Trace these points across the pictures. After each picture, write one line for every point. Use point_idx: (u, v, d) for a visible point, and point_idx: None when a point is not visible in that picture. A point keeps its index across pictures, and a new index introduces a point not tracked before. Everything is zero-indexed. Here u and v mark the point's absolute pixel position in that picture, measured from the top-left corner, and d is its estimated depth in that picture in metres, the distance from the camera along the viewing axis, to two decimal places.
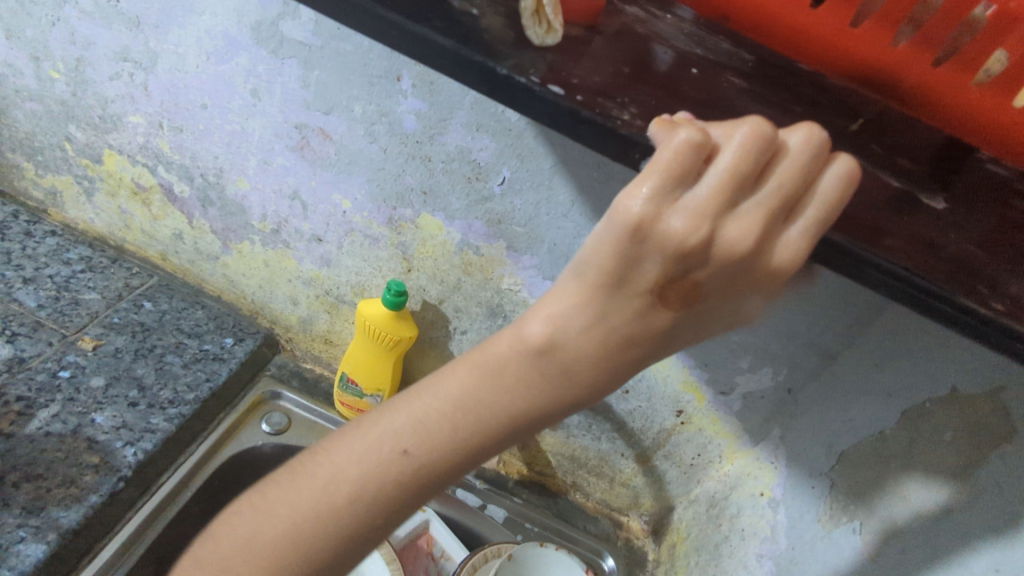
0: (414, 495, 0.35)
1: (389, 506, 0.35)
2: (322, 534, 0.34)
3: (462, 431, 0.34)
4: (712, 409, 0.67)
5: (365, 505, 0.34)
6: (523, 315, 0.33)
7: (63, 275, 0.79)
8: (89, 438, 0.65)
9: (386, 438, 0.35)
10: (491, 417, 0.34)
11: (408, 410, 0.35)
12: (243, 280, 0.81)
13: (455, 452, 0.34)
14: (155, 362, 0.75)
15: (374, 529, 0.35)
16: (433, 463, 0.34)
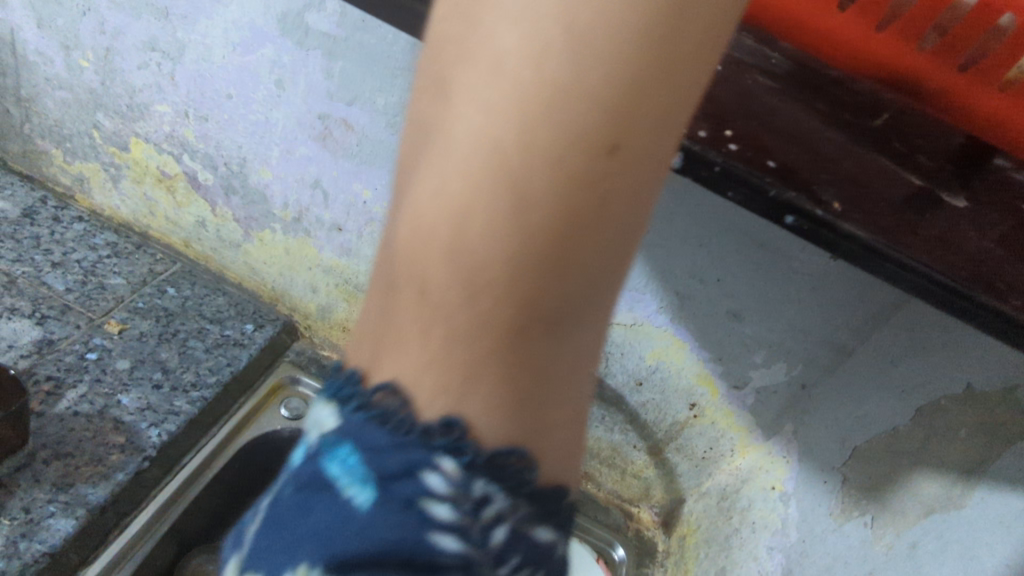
0: (445, 258, 0.23)
1: (425, 259, 0.23)
2: (388, 314, 0.25)
3: (504, 130, 0.22)
4: (725, 402, 0.67)
5: (421, 250, 0.23)
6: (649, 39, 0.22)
7: (90, 260, 0.81)
8: (115, 418, 0.67)
9: (430, 132, 0.23)
10: (552, 107, 0.21)
11: (446, 81, 0.23)
12: (264, 268, 0.83)
13: (492, 161, 0.22)
14: (179, 346, 0.76)
15: (418, 321, 0.24)
16: (459, 171, 0.22)
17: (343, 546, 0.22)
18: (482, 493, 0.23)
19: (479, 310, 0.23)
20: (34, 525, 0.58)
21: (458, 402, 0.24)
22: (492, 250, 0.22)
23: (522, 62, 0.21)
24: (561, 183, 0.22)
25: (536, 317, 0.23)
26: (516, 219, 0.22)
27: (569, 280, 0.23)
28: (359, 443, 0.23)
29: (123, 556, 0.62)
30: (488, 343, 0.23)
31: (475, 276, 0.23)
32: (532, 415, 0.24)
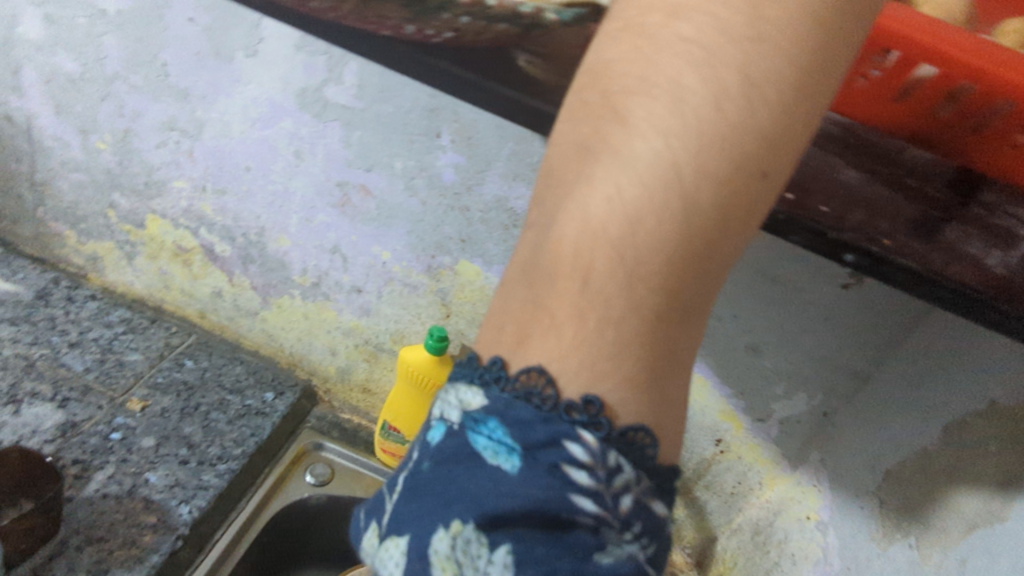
0: (612, 253, 0.27)
1: (596, 251, 0.27)
2: (551, 303, 0.28)
3: (683, 150, 0.26)
4: (751, 435, 0.68)
5: (592, 245, 0.27)
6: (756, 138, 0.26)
7: (107, 337, 0.81)
8: (145, 498, 0.66)
9: (610, 141, 0.27)
10: (723, 137, 0.26)
11: (633, 103, 0.27)
12: (282, 334, 0.83)
13: (667, 178, 0.26)
14: (202, 419, 0.76)
15: (585, 308, 0.27)
16: (638, 178, 0.26)
17: (496, 505, 0.25)
18: (615, 463, 0.26)
19: (639, 303, 0.27)
20: None
21: (591, 383, 0.27)
22: (653, 252, 0.27)
23: (704, 99, 0.26)
24: (716, 204, 0.26)
25: (674, 310, 0.28)
26: (680, 227, 0.26)
27: (701, 280, 0.28)
28: (508, 419, 0.27)
29: None
30: (636, 328, 0.27)
31: (636, 273, 0.27)
32: (656, 397, 0.29)
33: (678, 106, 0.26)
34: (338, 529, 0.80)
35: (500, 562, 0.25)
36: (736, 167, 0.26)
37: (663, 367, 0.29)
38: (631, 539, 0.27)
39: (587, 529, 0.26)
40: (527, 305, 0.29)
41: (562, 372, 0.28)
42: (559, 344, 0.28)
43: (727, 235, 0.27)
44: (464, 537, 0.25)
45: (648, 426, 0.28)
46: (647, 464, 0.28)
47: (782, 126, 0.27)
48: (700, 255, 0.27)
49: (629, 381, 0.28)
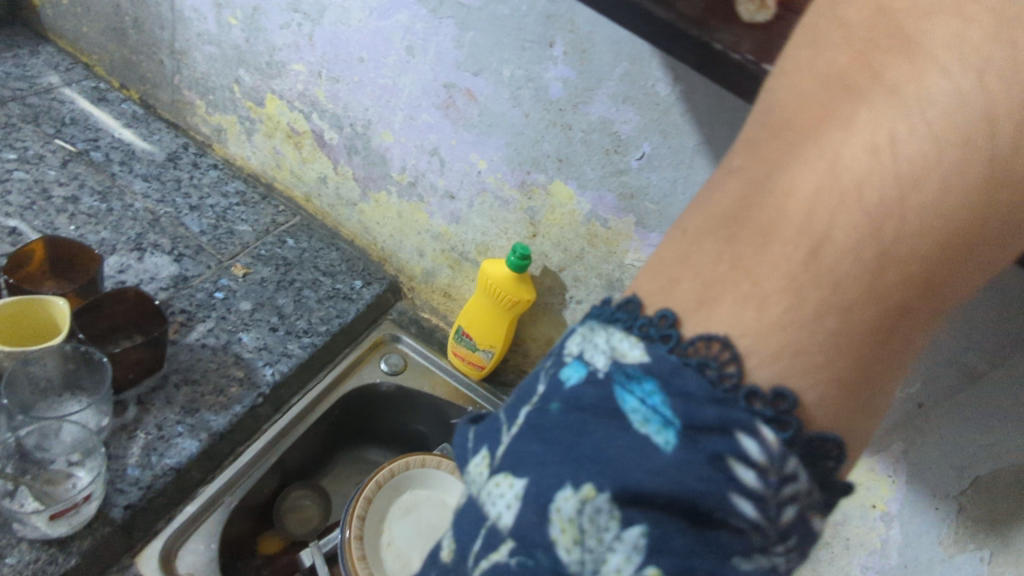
0: (869, 219, 0.26)
1: (840, 207, 0.26)
2: (763, 259, 0.27)
3: (971, 126, 0.27)
4: None
5: (860, 197, 0.26)
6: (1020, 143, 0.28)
7: (222, 206, 0.87)
8: (237, 354, 0.72)
9: (881, 86, 0.27)
10: (1007, 127, 0.28)
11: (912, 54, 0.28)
12: (376, 229, 0.86)
13: (948, 145, 0.27)
14: (295, 293, 0.81)
15: (808, 283, 0.26)
16: (930, 139, 0.27)
17: (643, 480, 0.24)
18: (789, 473, 0.24)
19: (885, 279, 0.26)
20: (166, 442, 0.63)
21: (786, 372, 0.26)
22: (915, 227, 0.26)
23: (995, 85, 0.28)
24: (986, 191, 0.27)
25: (910, 307, 0.27)
26: (955, 200, 0.27)
27: (945, 281, 0.27)
28: (671, 388, 0.25)
29: (238, 479, 0.67)
30: (871, 314, 0.26)
31: (892, 242, 0.26)
32: (852, 412, 0.27)
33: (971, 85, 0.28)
34: (401, 415, 0.85)
35: (633, 545, 0.23)
36: (1006, 156, 0.28)
37: (875, 377, 0.27)
38: (780, 552, 0.25)
39: (734, 534, 0.24)
40: (719, 264, 0.27)
41: (754, 351, 0.26)
42: (769, 319, 0.26)
43: (982, 229, 0.28)
44: (594, 505, 0.24)
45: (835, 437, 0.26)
46: (822, 477, 0.26)
47: None
48: (960, 237, 0.27)
49: (840, 374, 0.26)
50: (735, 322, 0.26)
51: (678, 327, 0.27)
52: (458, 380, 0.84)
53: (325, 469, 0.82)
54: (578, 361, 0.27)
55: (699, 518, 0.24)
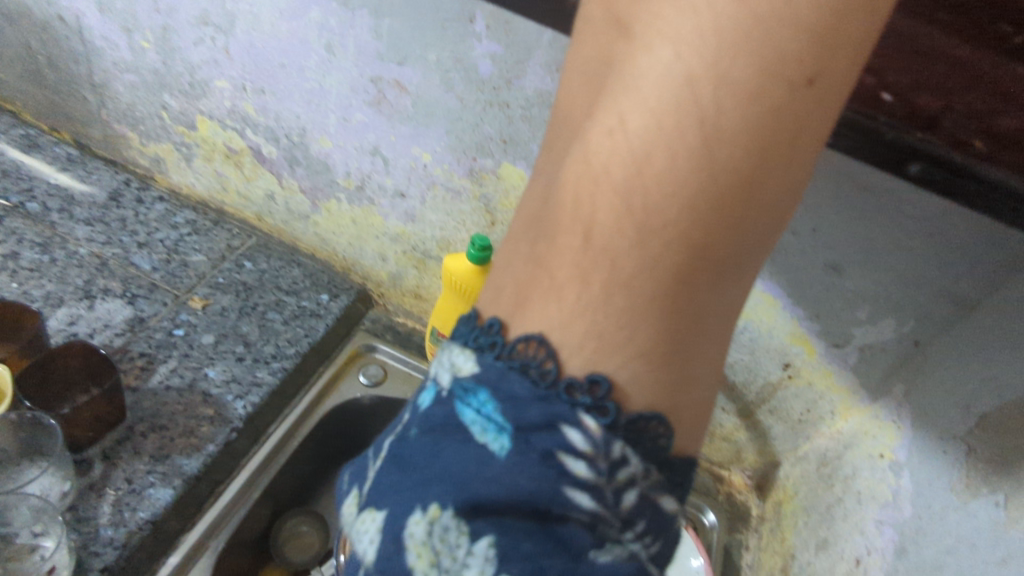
0: (620, 200, 0.27)
1: (597, 195, 0.27)
2: (552, 259, 0.28)
3: (703, 88, 0.26)
4: (824, 362, 0.65)
5: (606, 199, 0.27)
6: (780, 72, 0.26)
7: (173, 238, 0.84)
8: (204, 391, 0.69)
9: (624, 67, 0.28)
10: (761, 57, 0.26)
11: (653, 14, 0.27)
12: (334, 238, 0.83)
13: (684, 105, 0.26)
14: (259, 318, 0.78)
15: (586, 269, 0.27)
16: (665, 120, 0.26)
17: (479, 487, 0.26)
18: (620, 458, 0.26)
19: (649, 267, 0.27)
20: (138, 494, 0.60)
21: (593, 357, 0.27)
22: (668, 196, 0.26)
23: (739, 21, 0.25)
24: (749, 134, 0.26)
25: (696, 268, 0.27)
26: (705, 157, 0.26)
27: (732, 237, 0.27)
28: (500, 394, 0.27)
29: (223, 518, 0.64)
30: (654, 287, 0.27)
31: (638, 230, 0.27)
32: (668, 380, 0.28)
33: (709, 32, 0.26)
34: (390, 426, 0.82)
35: (481, 555, 0.25)
36: (763, 91, 0.26)
37: (684, 340, 0.28)
38: (633, 537, 0.27)
39: (582, 525, 0.26)
40: (528, 263, 0.29)
41: (562, 344, 0.28)
42: (552, 320, 0.28)
43: (755, 185, 0.27)
44: (442, 524, 0.26)
45: (649, 415, 0.28)
46: (658, 453, 0.28)
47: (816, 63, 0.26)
48: (730, 197, 0.26)
49: (641, 348, 0.28)
50: (532, 327, 0.28)
51: (505, 333, 0.28)
52: None
53: (320, 493, 0.80)
54: (431, 384, 0.29)
55: (541, 513, 0.26)
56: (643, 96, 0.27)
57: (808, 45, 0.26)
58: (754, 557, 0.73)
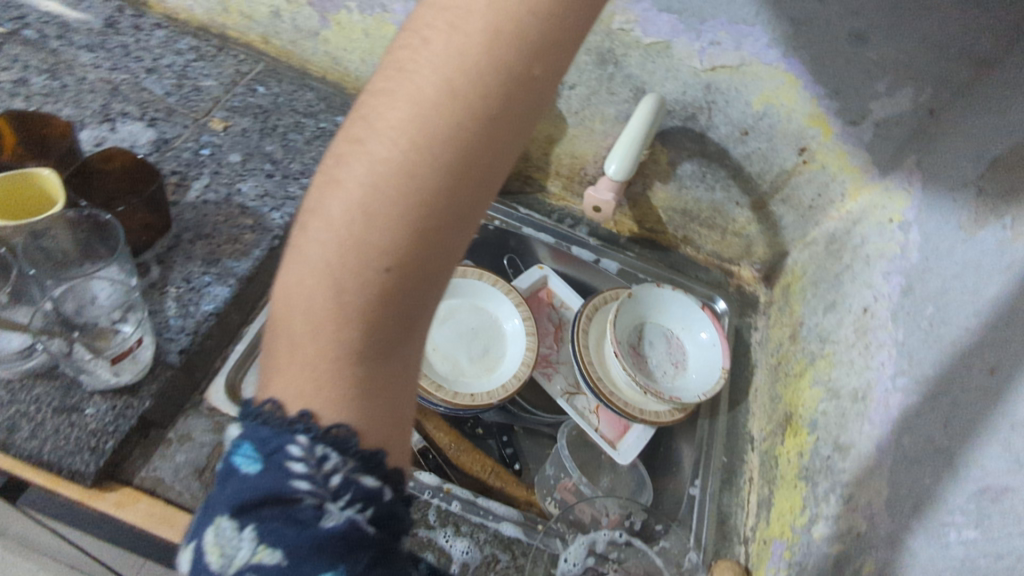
0: (355, 260, 0.32)
1: (334, 259, 0.32)
2: (284, 333, 0.33)
3: (434, 103, 0.32)
4: (839, 142, 0.67)
5: (314, 240, 0.33)
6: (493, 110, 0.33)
7: (180, 64, 0.82)
8: (241, 205, 0.71)
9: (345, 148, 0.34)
10: (473, 101, 0.32)
11: (366, 126, 0.33)
12: (346, 56, 0.81)
13: (422, 157, 0.32)
14: (281, 139, 0.78)
15: (341, 312, 0.32)
16: (379, 206, 0.32)
17: (244, 493, 0.30)
18: (323, 454, 0.31)
19: (395, 305, 0.33)
20: (197, 291, 0.64)
21: (301, 402, 0.32)
22: (406, 223, 0.32)
23: (449, 87, 0.32)
24: (484, 151, 0.33)
25: (419, 282, 0.33)
26: (431, 193, 0.32)
27: (459, 235, 0.34)
28: (251, 431, 0.31)
29: None
30: (374, 289, 0.32)
31: (387, 241, 0.32)
32: (383, 383, 0.34)
33: (407, 100, 0.32)
34: None
35: (249, 541, 0.29)
36: (480, 121, 0.33)
37: (401, 347, 0.34)
38: (347, 506, 0.30)
39: (311, 506, 0.30)
40: (282, 325, 0.34)
41: (293, 398, 0.32)
42: (305, 354, 0.33)
43: (486, 149, 0.33)
44: (223, 527, 0.29)
45: (354, 427, 0.32)
46: (356, 448, 0.32)
47: (512, 86, 0.33)
48: (456, 210, 0.33)
49: (368, 360, 0.33)
50: (270, 395, 0.33)
51: (258, 399, 0.33)
52: None
53: None
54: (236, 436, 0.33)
55: (286, 500, 0.30)
56: (370, 132, 0.33)
57: (482, 97, 0.33)
58: (763, 336, 0.80)
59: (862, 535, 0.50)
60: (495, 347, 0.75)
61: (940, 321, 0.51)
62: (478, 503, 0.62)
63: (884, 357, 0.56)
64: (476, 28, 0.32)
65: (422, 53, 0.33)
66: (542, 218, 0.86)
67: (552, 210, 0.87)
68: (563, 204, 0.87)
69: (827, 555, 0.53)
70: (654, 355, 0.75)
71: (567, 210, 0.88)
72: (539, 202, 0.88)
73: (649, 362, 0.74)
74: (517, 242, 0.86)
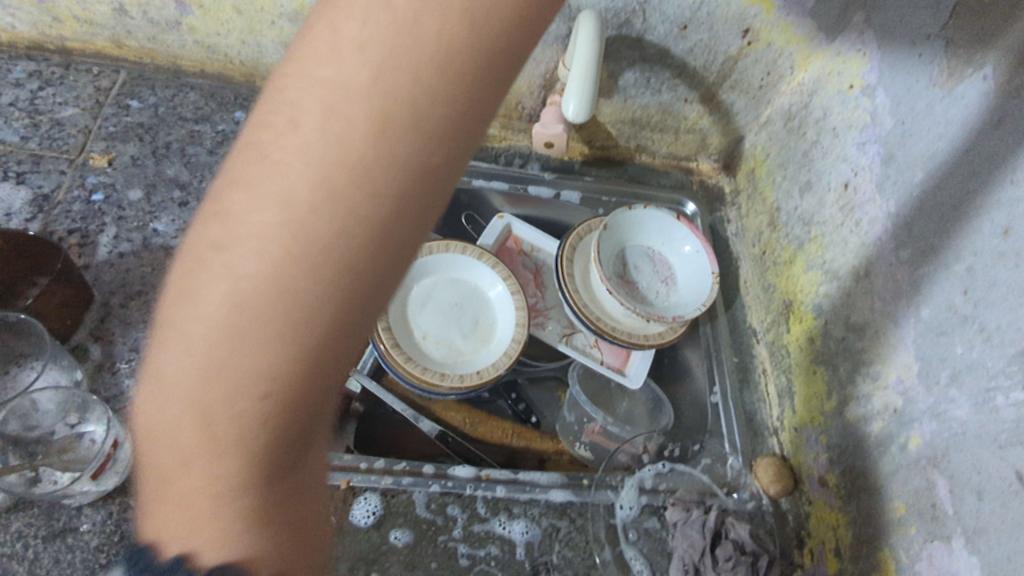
0: (229, 399, 0.26)
1: (203, 387, 0.26)
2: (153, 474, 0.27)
3: (306, 205, 0.26)
4: (782, 17, 0.64)
5: (167, 360, 0.26)
6: (389, 197, 0.27)
7: (25, 98, 0.68)
8: (164, 246, 0.62)
9: (207, 236, 0.27)
10: (359, 204, 0.26)
11: (228, 198, 0.27)
12: (222, 41, 0.69)
13: (288, 265, 0.26)
14: (181, 157, 0.68)
15: (211, 453, 0.26)
16: (249, 335, 0.25)
17: None
18: None
19: (288, 442, 0.27)
20: None
21: (182, 540, 0.26)
22: (293, 356, 0.26)
23: (327, 173, 0.26)
24: (389, 253, 0.27)
25: (303, 421, 0.27)
26: (317, 315, 0.26)
27: (351, 359, 0.28)
28: None
29: None
30: (258, 434, 0.26)
31: (262, 361, 0.26)
32: (286, 538, 0.27)
33: (281, 184, 0.26)
34: None
35: None
36: (381, 221, 0.27)
37: (303, 481, 0.29)
38: None
39: None
40: (153, 469, 0.27)
41: (169, 537, 0.26)
42: (179, 493, 0.26)
43: (390, 255, 0.27)
44: None
45: (245, 564, 0.26)
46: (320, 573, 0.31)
47: (422, 175, 0.27)
48: (347, 338, 0.27)
49: (254, 519, 0.27)
50: (154, 529, 0.27)
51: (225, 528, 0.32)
52: None
53: None
54: None
55: None
56: (227, 242, 0.26)
57: (370, 204, 0.26)
58: (739, 228, 0.78)
59: (901, 411, 0.51)
60: (484, 317, 0.70)
61: (933, 189, 0.51)
62: (521, 479, 0.59)
63: (876, 231, 0.56)
64: (353, 111, 0.26)
65: (290, 140, 0.26)
66: (490, 165, 0.80)
67: (497, 154, 0.81)
68: (507, 143, 0.81)
69: (870, 434, 0.54)
70: (642, 277, 0.72)
71: (513, 148, 0.81)
72: (481, 149, 0.81)
73: (640, 286, 0.72)
74: (469, 197, 0.80)
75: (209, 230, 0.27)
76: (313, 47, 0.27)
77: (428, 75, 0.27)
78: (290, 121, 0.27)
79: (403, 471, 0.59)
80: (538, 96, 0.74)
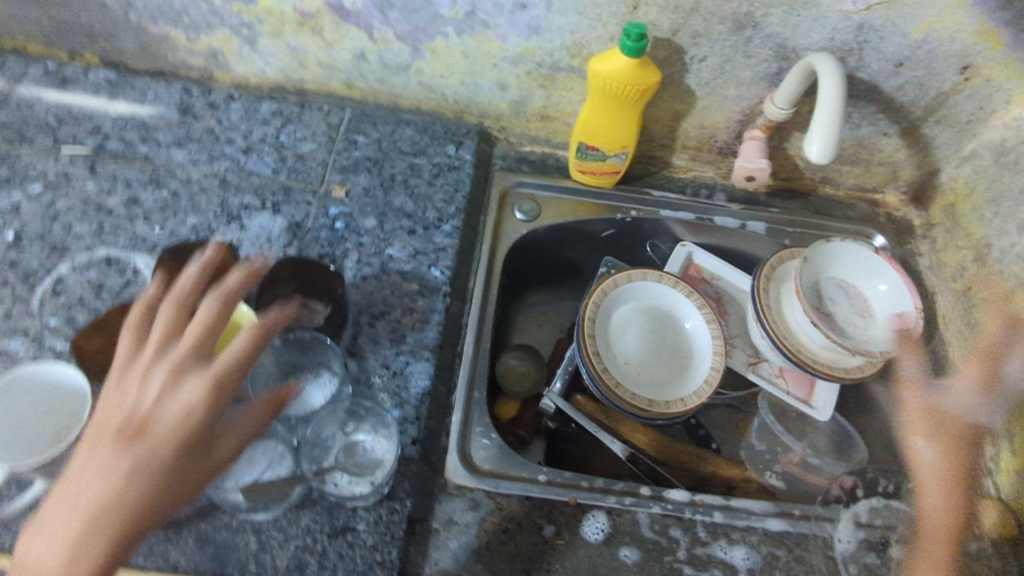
0: (42, 543, 0.40)
1: (57, 527, 0.40)
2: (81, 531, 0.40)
3: (161, 436, 0.43)
4: (1010, 53, 0.62)
5: (52, 502, 0.41)
6: (155, 450, 0.43)
7: (272, 134, 0.78)
8: (399, 271, 0.69)
9: (109, 416, 0.45)
10: (187, 453, 0.44)
11: (147, 390, 0.45)
12: (443, 82, 0.77)
13: (131, 470, 0.42)
14: (405, 188, 0.76)
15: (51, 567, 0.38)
16: (82, 488, 0.41)
17: None
18: None
19: None
20: (401, 375, 0.62)
21: None
22: (65, 534, 0.39)
23: (179, 434, 0.44)
24: (145, 493, 0.41)
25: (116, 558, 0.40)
26: (92, 508, 0.40)
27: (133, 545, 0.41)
28: None
29: (475, 366, 0.68)
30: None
31: (80, 523, 0.40)
32: None
33: (167, 415, 0.44)
34: (553, 251, 0.85)
35: None
36: (150, 481, 0.42)
37: None
38: None
39: None
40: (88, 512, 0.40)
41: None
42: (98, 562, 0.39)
43: (152, 493, 0.42)
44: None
45: None
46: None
47: (193, 455, 0.44)
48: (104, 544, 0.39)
49: None
50: None
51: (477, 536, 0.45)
52: (589, 195, 0.82)
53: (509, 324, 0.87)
54: None
55: None
56: (112, 440, 0.43)
57: (192, 444, 0.44)
58: (933, 262, 0.78)
59: None
60: (681, 345, 0.73)
61: None
62: (734, 506, 0.62)
63: None
64: (187, 408, 0.45)
65: (175, 393, 0.45)
66: (676, 196, 0.83)
67: (683, 185, 0.84)
68: (690, 175, 0.84)
69: None
70: (840, 311, 0.73)
71: (697, 179, 0.84)
72: (668, 180, 0.84)
73: (838, 321, 0.72)
74: (653, 226, 0.83)
75: (95, 437, 0.44)
76: (213, 323, 0.49)
77: (227, 409, 0.46)
78: (180, 374, 0.46)
79: (622, 491, 0.62)
80: (733, 130, 0.77)
